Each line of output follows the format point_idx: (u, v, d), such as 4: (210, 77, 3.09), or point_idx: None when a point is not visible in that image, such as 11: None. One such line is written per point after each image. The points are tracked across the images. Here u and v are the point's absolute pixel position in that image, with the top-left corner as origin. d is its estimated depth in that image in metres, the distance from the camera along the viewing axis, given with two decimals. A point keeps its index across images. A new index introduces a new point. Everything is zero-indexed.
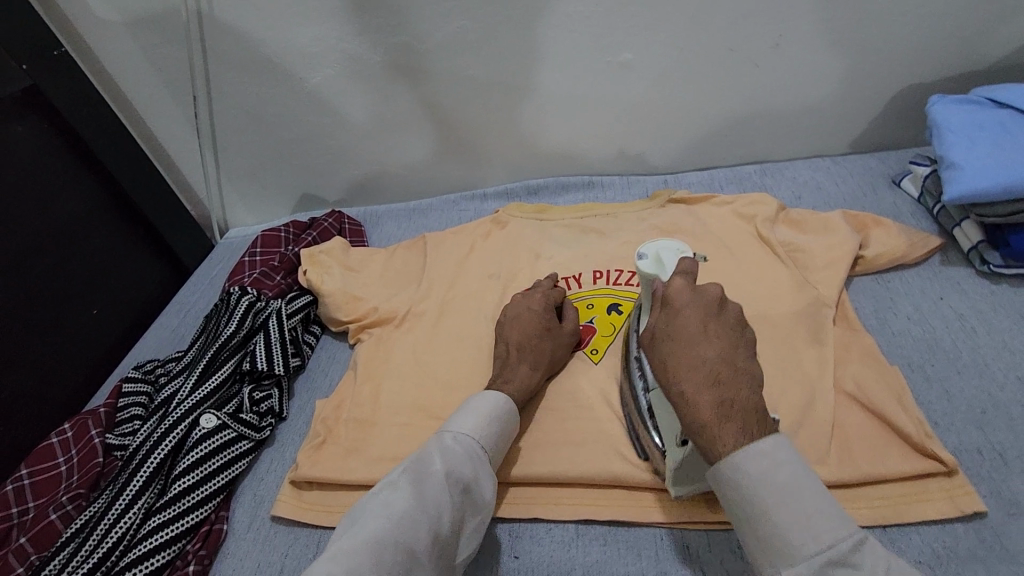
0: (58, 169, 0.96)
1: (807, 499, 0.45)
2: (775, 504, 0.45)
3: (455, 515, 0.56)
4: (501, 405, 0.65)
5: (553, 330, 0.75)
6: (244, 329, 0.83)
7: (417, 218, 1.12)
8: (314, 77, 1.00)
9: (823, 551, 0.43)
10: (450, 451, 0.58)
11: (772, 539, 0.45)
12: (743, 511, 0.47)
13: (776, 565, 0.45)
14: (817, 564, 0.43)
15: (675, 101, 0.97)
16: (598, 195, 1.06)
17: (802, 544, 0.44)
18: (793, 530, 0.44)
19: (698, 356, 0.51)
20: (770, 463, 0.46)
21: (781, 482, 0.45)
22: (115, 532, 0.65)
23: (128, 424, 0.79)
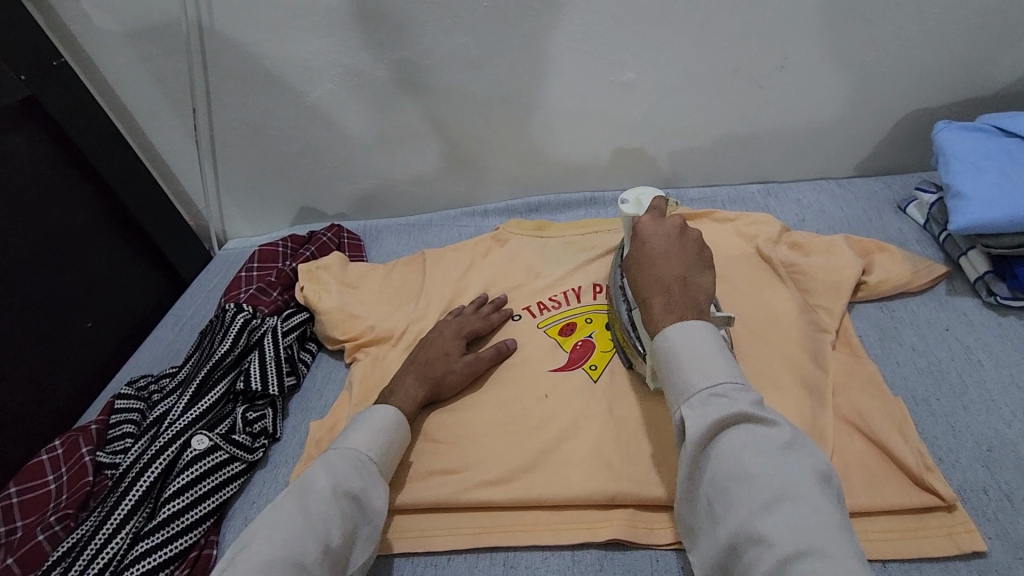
0: (55, 180, 0.96)
1: (713, 351, 0.52)
2: (684, 352, 0.52)
3: (345, 526, 0.57)
4: (388, 418, 0.66)
5: (451, 356, 0.77)
6: (239, 347, 0.82)
7: (416, 233, 1.12)
8: (315, 90, 0.99)
9: (709, 387, 0.50)
10: (336, 467, 0.60)
11: (677, 378, 0.52)
12: (662, 363, 0.54)
13: (678, 403, 0.52)
14: (704, 395, 0.50)
15: (679, 121, 0.97)
16: (600, 214, 1.05)
17: (695, 378, 0.51)
18: (692, 370, 0.51)
19: (658, 275, 0.59)
20: (690, 328, 0.53)
21: (696, 339, 0.53)
22: (101, 558, 0.64)
23: (119, 442, 0.78)
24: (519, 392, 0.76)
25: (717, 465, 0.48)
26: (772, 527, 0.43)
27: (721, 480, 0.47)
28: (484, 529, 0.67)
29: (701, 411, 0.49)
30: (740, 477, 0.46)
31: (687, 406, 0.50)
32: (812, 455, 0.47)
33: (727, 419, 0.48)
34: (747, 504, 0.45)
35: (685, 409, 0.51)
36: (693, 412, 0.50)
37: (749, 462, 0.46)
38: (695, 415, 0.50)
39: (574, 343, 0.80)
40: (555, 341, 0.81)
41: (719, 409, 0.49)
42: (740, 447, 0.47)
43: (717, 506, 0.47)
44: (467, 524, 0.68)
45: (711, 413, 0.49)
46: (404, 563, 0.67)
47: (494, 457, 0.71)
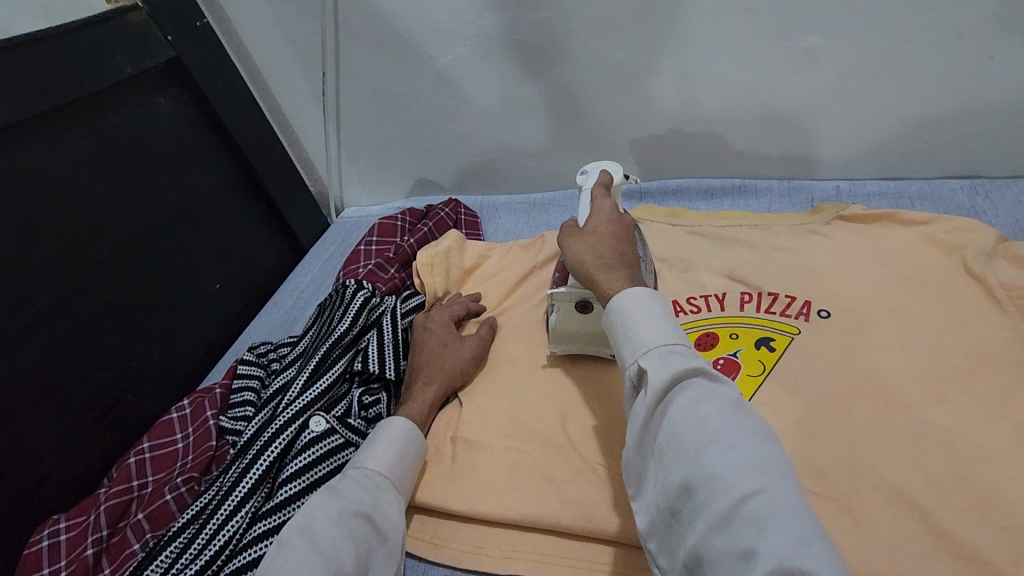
0: (194, 143, 0.98)
1: (663, 313, 0.50)
2: (638, 313, 0.51)
3: (358, 548, 0.53)
4: (403, 431, 0.63)
5: (449, 346, 0.76)
6: (358, 325, 0.80)
7: (537, 213, 1.04)
8: (445, 55, 0.93)
9: (664, 339, 0.48)
10: (344, 487, 0.57)
11: (631, 333, 0.50)
12: (616, 325, 0.52)
13: (632, 355, 0.50)
14: (658, 346, 0.48)
15: (865, 96, 0.81)
16: (749, 203, 0.92)
17: (649, 332, 0.49)
18: (650, 327, 0.50)
19: (614, 245, 0.59)
20: (639, 292, 0.52)
21: (650, 303, 0.51)
22: (220, 535, 0.63)
23: (240, 409, 0.78)
24: None
25: (673, 417, 0.45)
26: (720, 466, 0.41)
27: (677, 430, 0.44)
28: (616, 568, 0.57)
29: (658, 364, 0.47)
30: (697, 425, 0.44)
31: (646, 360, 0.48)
32: (756, 415, 0.46)
33: (679, 370, 0.46)
34: (705, 450, 0.42)
35: (641, 361, 0.48)
36: (651, 364, 0.47)
37: (705, 412, 0.44)
38: (652, 367, 0.47)
39: (715, 361, 0.69)
40: None
41: (676, 363, 0.46)
42: (694, 400, 0.45)
43: (667, 451, 0.45)
44: (590, 559, 0.59)
45: (670, 363, 0.47)
46: None
47: (627, 474, 0.61)
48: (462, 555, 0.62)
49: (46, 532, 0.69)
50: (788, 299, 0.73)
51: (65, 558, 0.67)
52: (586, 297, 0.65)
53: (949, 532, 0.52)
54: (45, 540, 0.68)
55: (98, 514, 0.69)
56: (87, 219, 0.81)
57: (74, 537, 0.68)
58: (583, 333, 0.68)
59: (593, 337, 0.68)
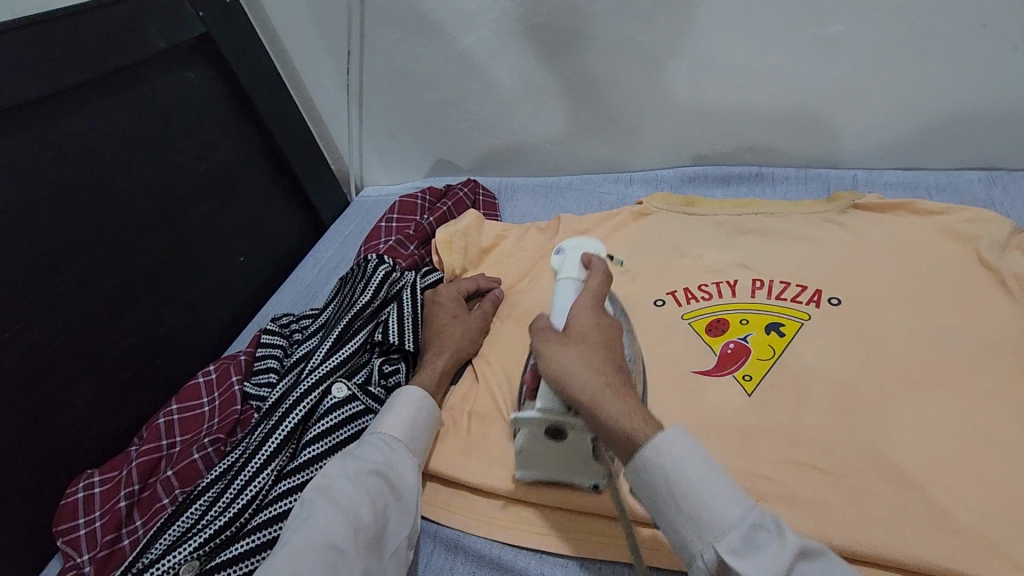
0: (221, 119, 1.00)
1: (716, 474, 0.46)
2: (690, 481, 0.46)
3: (374, 504, 0.56)
4: (415, 396, 0.65)
5: (458, 318, 0.78)
6: (378, 298, 0.83)
7: (554, 197, 1.05)
8: (469, 37, 0.94)
9: (742, 516, 0.44)
10: (360, 451, 0.60)
11: (700, 515, 0.45)
12: (670, 497, 0.46)
13: (707, 542, 0.44)
14: (741, 529, 0.43)
15: (886, 85, 0.81)
16: (765, 191, 0.93)
17: (720, 511, 0.44)
18: (717, 500, 0.45)
19: (602, 364, 0.53)
20: (677, 444, 0.46)
21: (699, 466, 0.46)
22: (247, 492, 0.66)
23: (263, 376, 0.81)
24: (664, 389, 0.69)
25: None
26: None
27: None
28: (623, 538, 0.60)
29: (748, 557, 0.42)
30: None
31: (729, 550, 0.43)
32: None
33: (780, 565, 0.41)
34: None
35: (724, 550, 0.43)
36: (739, 560, 0.42)
37: None
38: (745, 563, 0.42)
39: (725, 345, 0.71)
40: (701, 337, 0.72)
41: (768, 551, 0.42)
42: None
43: None
44: (598, 529, 0.61)
45: (762, 553, 0.42)
46: (528, 554, 0.62)
47: None
48: (474, 521, 0.64)
49: (81, 485, 0.73)
50: (800, 286, 0.75)
51: (99, 509, 0.71)
52: (560, 427, 0.56)
53: (950, 511, 0.54)
54: (80, 493, 0.72)
55: (129, 470, 0.73)
56: (121, 189, 0.84)
57: (108, 489, 0.72)
58: (551, 461, 0.60)
59: (566, 468, 0.60)
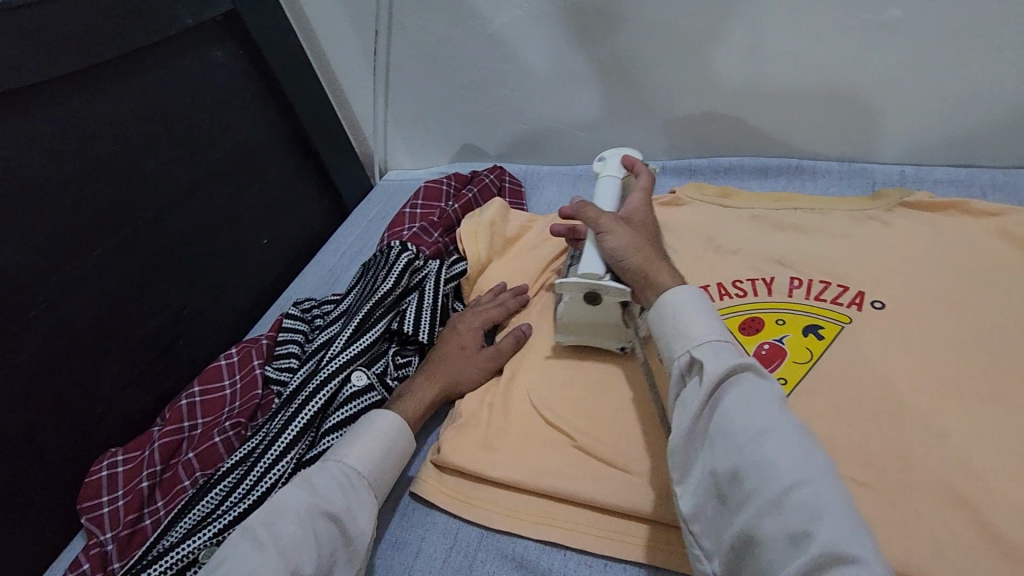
0: (249, 98, 0.99)
1: (707, 313, 0.52)
2: (685, 308, 0.53)
3: (321, 550, 0.53)
4: (387, 429, 0.63)
5: (468, 349, 0.75)
6: (400, 287, 0.81)
7: (582, 185, 1.02)
8: (501, 16, 0.93)
9: (714, 336, 0.50)
10: (319, 482, 0.57)
11: (681, 330, 0.52)
12: (662, 322, 0.54)
13: (681, 349, 0.51)
14: (714, 343, 0.50)
15: (938, 74, 0.77)
16: (804, 185, 0.89)
17: (701, 329, 0.51)
18: (699, 322, 0.51)
19: (645, 237, 0.65)
20: (683, 289, 0.54)
21: (697, 304, 0.53)
22: (267, 479, 0.65)
23: (284, 360, 0.81)
24: None
25: (726, 416, 0.46)
26: (772, 456, 0.43)
27: (733, 429, 0.45)
28: (649, 541, 0.57)
29: (708, 357, 0.49)
30: (752, 431, 0.45)
31: (698, 351, 0.50)
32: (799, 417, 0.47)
33: (733, 368, 0.48)
34: (770, 459, 0.43)
35: (694, 353, 0.50)
36: (705, 358, 0.49)
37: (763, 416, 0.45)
38: (706, 359, 0.49)
39: (759, 346, 0.68)
40: (733, 337, 0.70)
41: (726, 358, 0.48)
42: (743, 395, 0.47)
43: (716, 445, 0.46)
44: (623, 530, 0.58)
45: (723, 362, 0.48)
46: (550, 555, 0.59)
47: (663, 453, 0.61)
48: (494, 517, 0.62)
49: (105, 463, 0.74)
50: (840, 288, 0.71)
51: (123, 488, 0.71)
52: (597, 293, 0.64)
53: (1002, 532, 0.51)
54: (104, 471, 0.73)
55: (152, 450, 0.73)
56: (148, 166, 0.84)
57: (131, 469, 0.72)
58: (587, 324, 0.68)
59: (598, 331, 0.68)
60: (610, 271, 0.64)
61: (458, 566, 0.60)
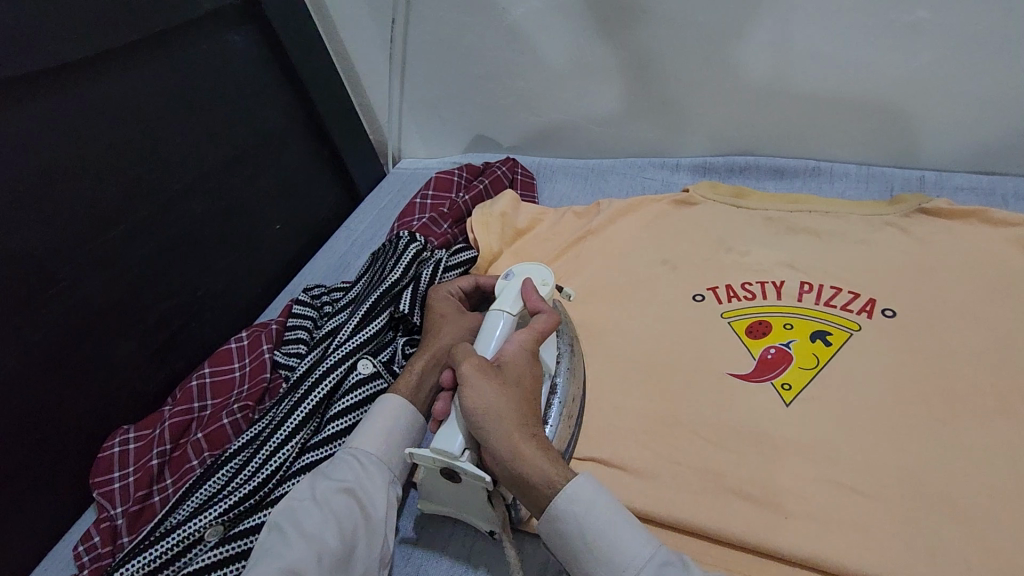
0: (267, 84, 1.00)
1: (621, 522, 0.49)
2: (601, 529, 0.48)
3: (345, 528, 0.54)
4: (393, 408, 0.63)
5: (450, 317, 0.73)
6: (408, 276, 0.82)
7: (595, 180, 1.02)
8: (519, 8, 0.92)
9: (650, 555, 0.47)
10: (334, 469, 0.59)
11: (609, 553, 0.47)
12: (580, 543, 0.49)
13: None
14: (653, 565, 0.46)
15: (963, 79, 0.75)
16: (822, 188, 0.88)
17: (632, 551, 0.47)
18: (624, 544, 0.48)
19: (515, 407, 0.56)
20: (584, 491, 0.50)
21: (604, 513, 0.49)
22: (271, 462, 0.67)
23: (293, 346, 0.82)
24: (698, 391, 0.66)
25: None
26: None
27: None
28: None
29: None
30: None
31: None
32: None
33: None
34: None
35: None
36: None
37: None
38: None
39: (766, 350, 0.67)
40: (739, 340, 0.69)
41: None
42: None
43: None
44: None
45: None
46: (548, 549, 0.60)
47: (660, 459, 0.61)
48: None
49: (117, 440, 0.76)
50: (851, 294, 0.70)
51: (134, 465, 0.73)
52: (453, 471, 0.57)
53: (1002, 551, 0.50)
54: (116, 447, 0.75)
55: (162, 429, 0.75)
56: (166, 151, 0.85)
57: (141, 447, 0.74)
58: (450, 501, 0.60)
59: (460, 509, 0.61)
60: (469, 449, 0.57)
61: (456, 554, 0.61)
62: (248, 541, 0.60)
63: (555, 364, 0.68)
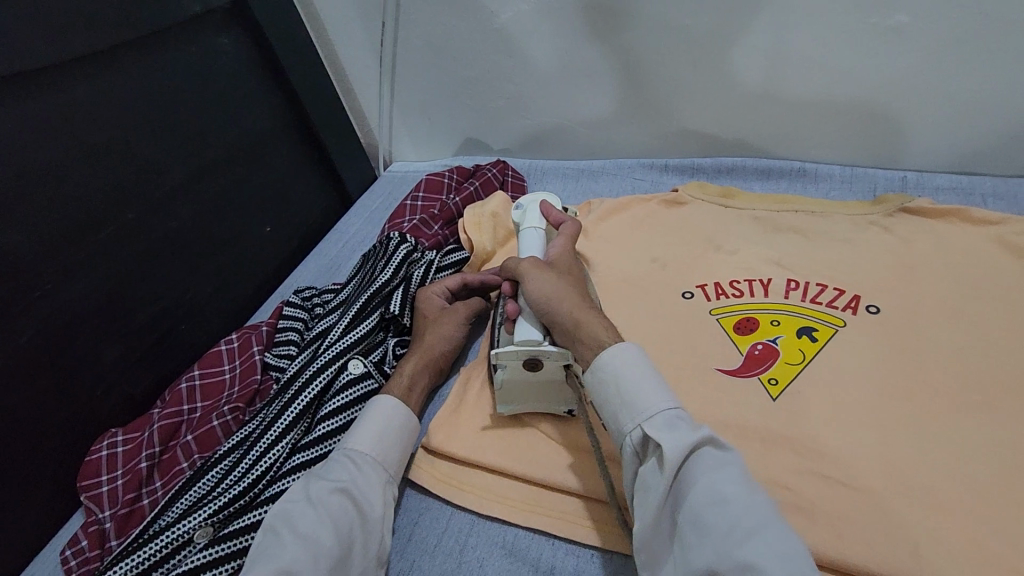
0: (255, 87, 1.00)
1: (650, 380, 0.53)
2: (627, 380, 0.53)
3: (340, 527, 0.54)
4: (386, 408, 0.63)
5: (432, 316, 0.76)
6: (399, 277, 0.82)
7: (585, 182, 1.02)
8: (507, 11, 0.93)
9: (667, 408, 0.51)
10: (327, 470, 0.59)
11: (628, 403, 0.53)
12: (606, 390, 0.54)
13: (635, 422, 0.52)
14: (666, 415, 0.51)
15: (941, 81, 0.77)
16: (807, 188, 0.89)
17: (650, 403, 0.52)
18: (647, 394, 0.52)
19: (572, 286, 0.64)
20: (621, 352, 0.55)
21: (634, 370, 0.54)
22: (262, 463, 0.66)
23: (284, 347, 0.82)
24: (686, 386, 0.67)
25: (693, 494, 0.47)
26: (730, 497, 0.46)
27: (697, 509, 0.46)
28: None
29: (665, 432, 0.50)
30: (715, 502, 0.46)
31: (652, 426, 0.50)
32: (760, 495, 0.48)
33: (692, 443, 0.48)
34: (727, 527, 0.45)
35: (648, 427, 0.50)
36: (660, 433, 0.49)
37: (724, 487, 0.47)
38: (664, 435, 0.49)
39: (753, 346, 0.68)
40: (728, 336, 0.70)
41: (682, 432, 0.49)
42: (709, 470, 0.48)
43: (689, 533, 0.46)
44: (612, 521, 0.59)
45: (679, 433, 0.49)
46: (541, 544, 0.60)
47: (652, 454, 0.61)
48: (486, 504, 0.63)
49: (105, 444, 0.75)
50: (837, 291, 0.72)
51: (122, 468, 0.73)
52: (535, 357, 0.61)
53: (985, 540, 0.51)
54: (104, 451, 0.74)
55: (151, 432, 0.74)
56: (155, 153, 0.85)
57: (129, 450, 0.74)
58: (531, 391, 0.65)
59: (544, 397, 0.65)
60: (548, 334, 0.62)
61: (449, 549, 0.61)
62: (239, 542, 0.60)
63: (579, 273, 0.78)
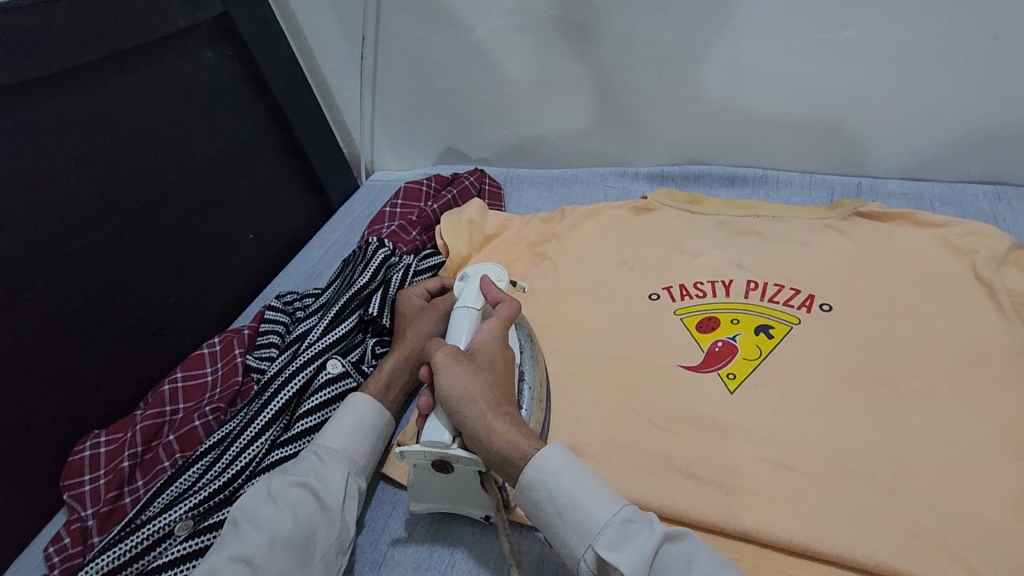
0: (239, 99, 1.03)
1: (588, 484, 0.51)
2: (566, 495, 0.51)
3: (298, 516, 0.57)
4: (353, 405, 0.66)
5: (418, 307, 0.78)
6: (377, 280, 0.85)
7: (559, 189, 1.06)
8: (482, 26, 0.97)
9: (614, 516, 0.49)
10: (293, 464, 0.62)
11: (573, 520, 0.50)
12: (550, 508, 0.52)
13: (585, 540, 0.49)
14: (615, 525, 0.49)
15: (889, 93, 0.82)
16: (769, 194, 0.93)
17: (595, 514, 0.49)
18: (589, 505, 0.50)
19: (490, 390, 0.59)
20: (552, 460, 0.52)
21: (569, 478, 0.51)
22: (242, 458, 0.69)
23: (265, 349, 0.85)
24: (650, 383, 0.70)
25: None
26: None
27: None
28: None
29: (622, 547, 0.47)
30: None
31: (604, 544, 0.48)
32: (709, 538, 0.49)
33: (652, 553, 0.46)
34: None
35: (602, 547, 0.48)
36: (616, 553, 0.47)
37: None
38: (620, 554, 0.47)
39: (713, 343, 0.72)
40: (690, 334, 0.74)
41: (639, 541, 0.47)
42: (676, 573, 0.46)
43: None
44: None
45: (635, 547, 0.47)
46: (509, 533, 0.63)
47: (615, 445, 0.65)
48: None
49: (88, 444, 0.77)
50: (793, 291, 0.75)
51: (104, 467, 0.74)
52: (444, 460, 0.60)
53: (920, 519, 0.55)
54: (87, 451, 0.76)
55: (134, 432, 0.76)
56: (140, 162, 0.87)
57: (112, 450, 0.75)
58: (443, 492, 0.63)
59: (455, 499, 0.63)
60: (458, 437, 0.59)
61: (421, 540, 0.64)
62: (219, 534, 0.62)
63: (521, 353, 0.71)
